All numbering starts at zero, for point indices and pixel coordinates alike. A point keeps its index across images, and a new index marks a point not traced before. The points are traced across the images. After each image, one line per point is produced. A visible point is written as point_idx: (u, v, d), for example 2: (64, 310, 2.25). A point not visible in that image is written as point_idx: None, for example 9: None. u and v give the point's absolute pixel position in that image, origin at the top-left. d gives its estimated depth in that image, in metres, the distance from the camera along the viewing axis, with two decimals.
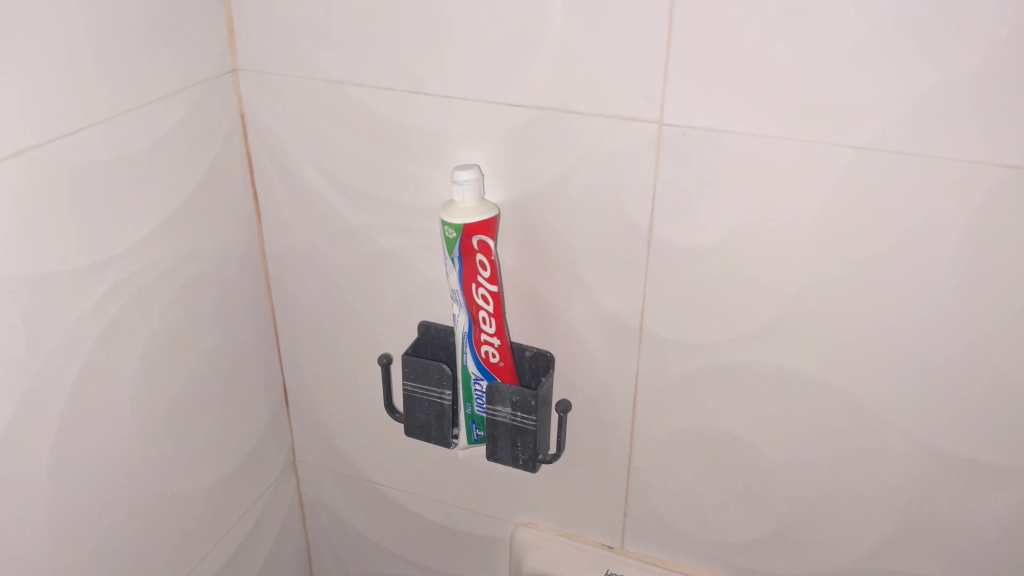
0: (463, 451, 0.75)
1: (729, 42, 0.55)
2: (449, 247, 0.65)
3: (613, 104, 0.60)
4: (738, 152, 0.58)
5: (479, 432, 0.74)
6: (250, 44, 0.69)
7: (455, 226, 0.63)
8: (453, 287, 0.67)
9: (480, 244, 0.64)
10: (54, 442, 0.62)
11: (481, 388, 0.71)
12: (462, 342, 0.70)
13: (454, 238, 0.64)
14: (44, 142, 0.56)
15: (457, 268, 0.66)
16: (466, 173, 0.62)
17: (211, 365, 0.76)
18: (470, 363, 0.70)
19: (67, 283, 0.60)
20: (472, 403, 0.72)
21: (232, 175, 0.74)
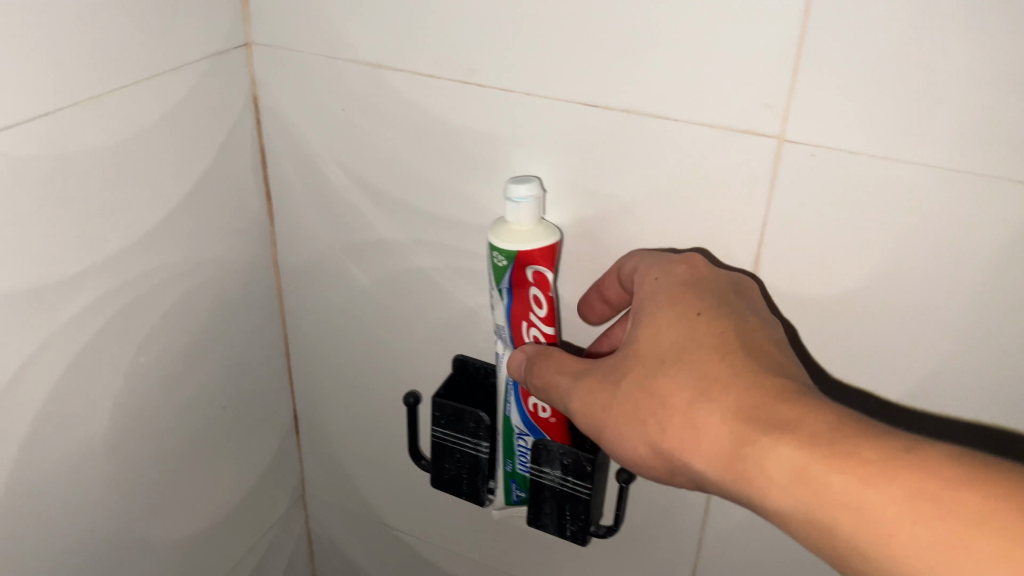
0: (499, 512, 0.64)
1: (892, 39, 0.41)
2: (498, 276, 0.53)
3: (726, 111, 0.46)
4: (883, 182, 0.45)
5: (519, 493, 0.63)
6: (268, 13, 0.56)
7: (507, 252, 0.51)
8: (500, 323, 0.55)
9: (536, 276, 0.52)
10: (13, 497, 0.50)
11: (526, 444, 0.59)
12: (508, 390, 0.57)
13: (504, 267, 0.52)
14: (15, 124, 0.43)
15: (507, 302, 0.54)
16: (523, 189, 0.50)
17: (212, 391, 0.65)
18: (515, 416, 0.58)
19: (39, 301, 0.48)
20: (514, 459, 0.60)
21: (243, 171, 0.62)
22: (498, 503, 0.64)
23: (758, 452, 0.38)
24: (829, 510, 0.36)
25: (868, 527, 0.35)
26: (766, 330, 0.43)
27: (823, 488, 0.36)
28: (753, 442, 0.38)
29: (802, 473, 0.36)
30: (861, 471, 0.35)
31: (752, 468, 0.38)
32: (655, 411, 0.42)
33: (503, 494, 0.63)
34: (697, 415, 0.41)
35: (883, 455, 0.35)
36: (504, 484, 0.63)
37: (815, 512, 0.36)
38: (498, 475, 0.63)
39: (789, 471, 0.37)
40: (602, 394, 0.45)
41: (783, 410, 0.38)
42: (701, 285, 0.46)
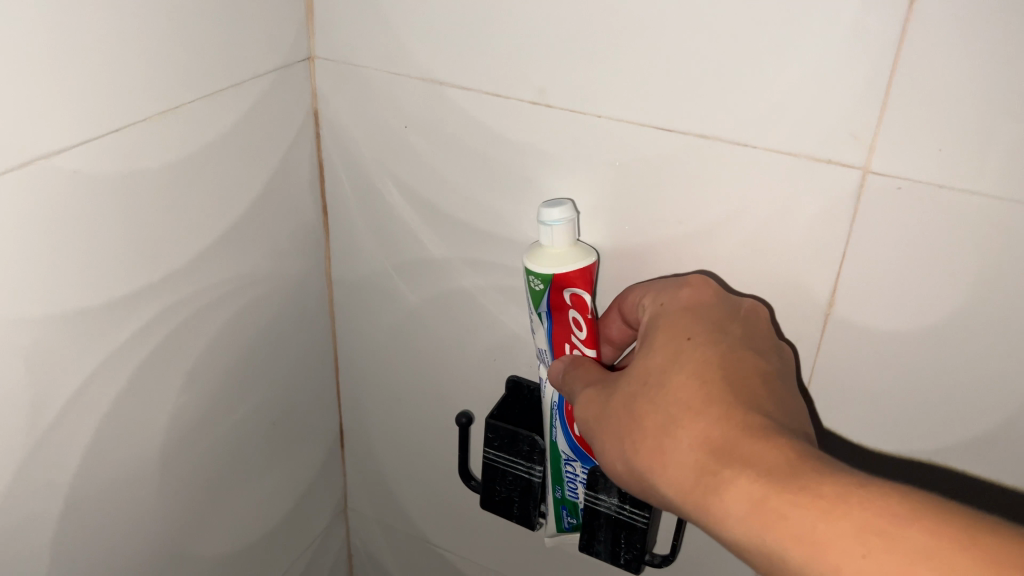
0: (552, 538, 0.62)
1: (989, 74, 0.40)
2: (536, 299, 0.52)
3: (808, 138, 0.45)
4: (971, 218, 0.43)
5: (570, 520, 0.60)
6: (333, 28, 0.56)
7: (543, 276, 0.50)
8: (542, 345, 0.54)
9: (574, 298, 0.50)
10: (73, 514, 0.49)
11: (576, 471, 0.57)
12: (554, 414, 0.56)
13: (541, 290, 0.50)
14: (85, 141, 0.43)
15: (547, 324, 0.53)
16: (556, 212, 0.49)
17: (264, 406, 0.64)
18: (561, 441, 0.56)
19: (104, 318, 0.47)
20: (563, 485, 0.59)
21: (301, 185, 0.61)
22: (548, 529, 0.62)
23: (718, 480, 0.38)
24: (778, 542, 0.36)
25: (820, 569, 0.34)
26: (756, 361, 0.43)
27: (778, 524, 0.36)
28: (718, 474, 0.38)
29: (759, 509, 0.37)
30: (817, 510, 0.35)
31: (711, 496, 0.38)
32: (631, 430, 0.43)
33: (553, 520, 0.61)
34: (670, 439, 0.41)
35: (840, 500, 0.35)
36: (554, 510, 0.61)
37: (769, 548, 0.36)
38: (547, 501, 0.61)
39: (748, 505, 0.37)
40: (591, 407, 0.46)
41: (752, 443, 0.38)
42: (702, 310, 0.45)
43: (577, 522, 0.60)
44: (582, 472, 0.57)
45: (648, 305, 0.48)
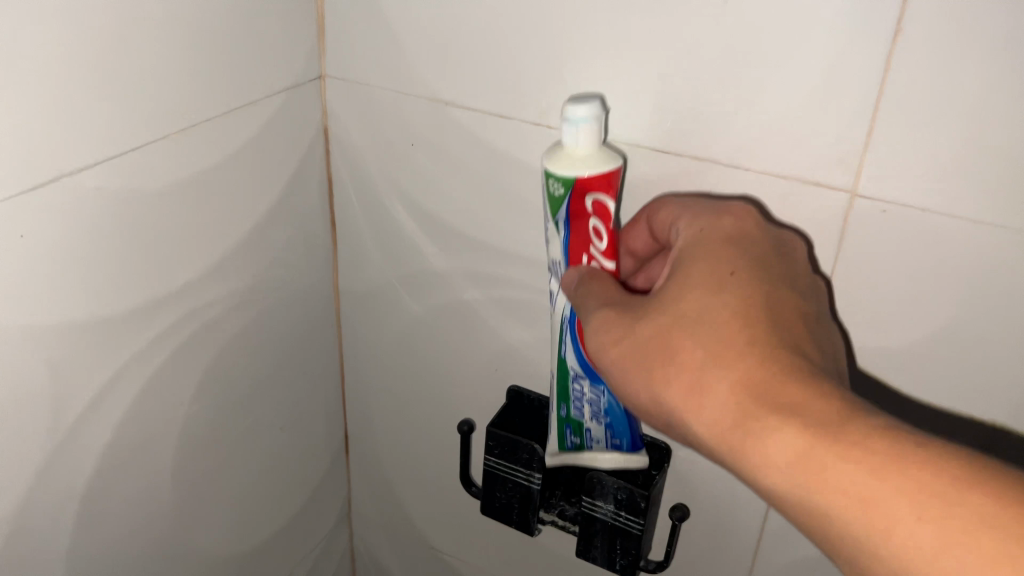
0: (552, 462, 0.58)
1: (969, 105, 0.42)
2: (554, 209, 0.47)
3: (800, 161, 0.47)
4: (954, 240, 0.45)
5: (573, 440, 0.57)
6: (343, 48, 0.58)
7: (565, 180, 0.45)
8: (557, 261, 0.50)
9: (596, 205, 0.46)
10: (88, 515, 0.51)
11: (583, 388, 0.54)
12: (564, 329, 0.53)
13: (561, 196, 0.46)
14: (107, 158, 0.45)
15: (565, 233, 0.48)
16: (577, 109, 0.45)
17: (272, 412, 0.66)
18: (571, 357, 0.53)
19: (121, 327, 0.49)
20: (569, 404, 0.55)
21: (311, 198, 0.63)
22: (548, 449, 0.59)
23: (762, 426, 0.37)
24: (822, 496, 0.35)
25: (870, 526, 0.34)
26: (796, 300, 0.41)
27: (832, 478, 0.35)
28: (762, 420, 0.37)
29: (806, 460, 0.35)
30: (870, 466, 0.34)
31: (751, 440, 0.37)
32: (657, 365, 0.40)
33: (554, 440, 0.58)
34: (706, 377, 0.39)
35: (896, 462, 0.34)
36: (557, 429, 0.57)
37: (817, 502, 0.35)
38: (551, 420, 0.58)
39: (795, 454, 0.36)
40: (609, 334, 0.43)
41: (798, 390, 0.37)
42: (741, 241, 0.42)
43: (580, 442, 0.57)
44: (589, 390, 0.54)
45: (683, 226, 0.45)
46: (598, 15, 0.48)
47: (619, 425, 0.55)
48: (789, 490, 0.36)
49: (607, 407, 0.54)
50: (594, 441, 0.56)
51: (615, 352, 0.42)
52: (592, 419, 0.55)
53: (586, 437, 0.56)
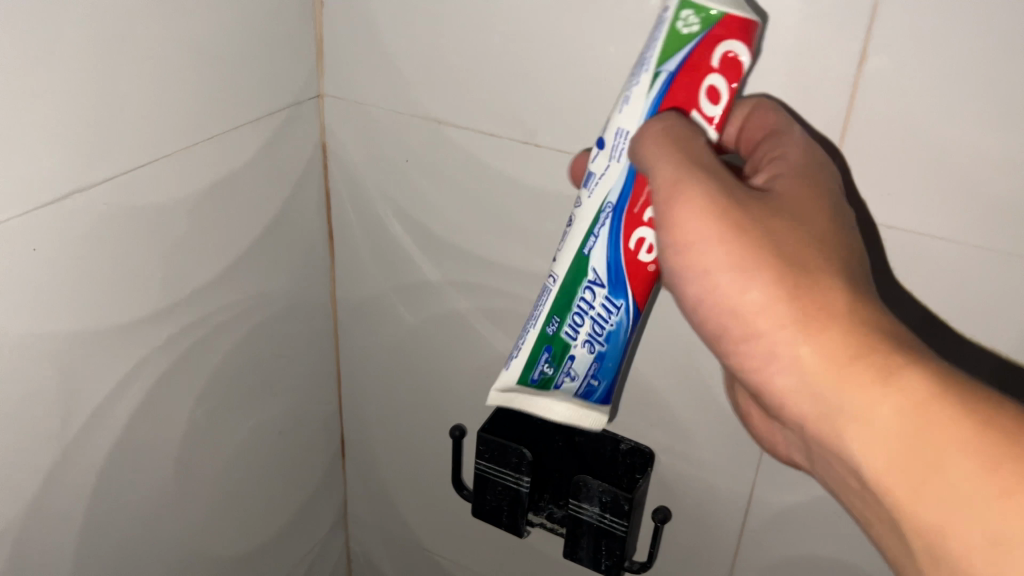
0: (502, 391, 0.49)
1: (930, 129, 0.44)
2: (674, 48, 0.40)
3: None
4: (919, 256, 0.48)
5: (546, 367, 0.48)
6: (342, 69, 0.61)
7: (704, 15, 0.39)
8: (625, 129, 0.43)
9: (725, 59, 0.40)
10: (92, 517, 0.53)
11: (592, 299, 0.46)
12: (603, 213, 0.44)
13: (693, 35, 0.40)
14: (117, 176, 0.47)
15: (659, 92, 0.42)
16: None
17: (271, 417, 0.68)
18: (598, 251, 0.45)
19: (127, 337, 0.51)
20: (563, 318, 0.47)
21: (310, 212, 0.66)
22: (505, 378, 0.49)
23: (886, 364, 0.37)
24: (939, 445, 0.34)
25: (991, 485, 0.33)
26: None
27: (940, 431, 0.34)
28: (884, 361, 0.37)
29: (926, 406, 0.35)
30: (994, 424, 0.34)
31: (867, 378, 0.37)
32: (791, 273, 0.39)
33: (520, 368, 0.49)
34: (834, 303, 0.39)
35: (1014, 442, 0.33)
36: (532, 352, 0.48)
37: (929, 450, 0.35)
38: (521, 344, 0.49)
39: (911, 402, 0.35)
40: (709, 224, 0.40)
41: (919, 351, 0.37)
42: (849, 215, 0.42)
43: (551, 373, 0.48)
44: (600, 303, 0.46)
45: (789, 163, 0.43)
46: (584, 40, 0.50)
47: (605, 362, 0.47)
48: (895, 427, 0.36)
49: (611, 330, 0.46)
50: (567, 376, 0.48)
51: (723, 245, 0.40)
52: (586, 343, 0.47)
53: (561, 369, 0.48)
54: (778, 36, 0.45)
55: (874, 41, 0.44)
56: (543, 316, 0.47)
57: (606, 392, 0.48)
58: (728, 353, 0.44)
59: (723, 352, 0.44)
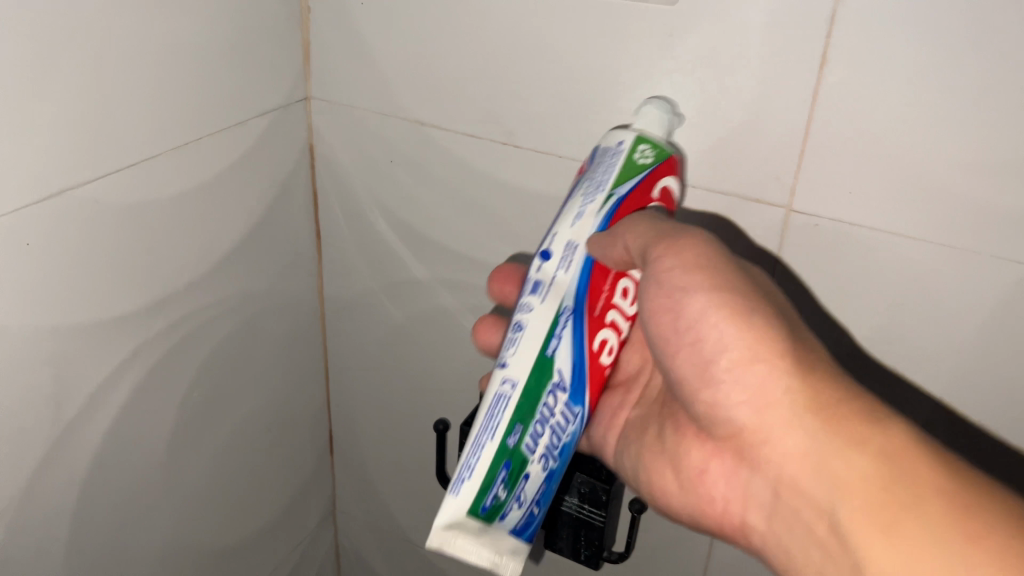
0: (448, 523, 0.45)
1: (888, 129, 0.45)
2: (628, 175, 0.47)
3: (742, 177, 0.50)
4: (884, 254, 0.49)
5: (501, 491, 0.46)
6: (329, 73, 0.62)
7: (659, 150, 0.47)
8: (576, 242, 0.47)
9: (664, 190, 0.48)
10: (83, 505, 0.55)
11: (553, 406, 0.47)
12: (564, 316, 0.46)
13: (646, 164, 0.47)
14: (108, 174, 0.49)
15: (608, 211, 0.47)
16: (664, 103, 0.49)
17: (260, 412, 0.70)
18: (564, 345, 0.46)
19: (117, 330, 0.53)
20: (526, 427, 0.46)
21: (298, 212, 0.68)
22: (454, 509, 0.45)
23: (872, 412, 0.42)
24: (913, 483, 0.39)
25: (956, 518, 0.38)
26: None
27: (915, 471, 0.40)
28: (869, 410, 0.42)
29: (908, 449, 0.40)
30: (961, 473, 0.39)
31: (855, 420, 0.42)
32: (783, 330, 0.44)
33: (472, 496, 0.45)
34: (825, 362, 0.44)
35: (977, 490, 0.38)
36: (488, 473, 0.45)
37: (904, 485, 0.39)
38: (474, 466, 0.45)
39: (895, 444, 0.41)
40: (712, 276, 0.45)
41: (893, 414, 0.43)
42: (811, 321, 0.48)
43: (503, 497, 0.46)
44: (560, 410, 0.47)
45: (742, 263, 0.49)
46: (558, 43, 0.52)
47: (552, 481, 0.48)
48: (871, 475, 0.41)
49: (564, 442, 0.48)
50: (515, 502, 0.47)
51: (715, 301, 0.45)
52: (542, 459, 0.47)
53: (513, 493, 0.46)
54: (741, 38, 0.46)
55: (835, 46, 0.45)
56: (503, 426, 0.45)
57: (539, 518, 0.49)
58: (705, 405, 0.48)
59: (700, 403, 0.48)
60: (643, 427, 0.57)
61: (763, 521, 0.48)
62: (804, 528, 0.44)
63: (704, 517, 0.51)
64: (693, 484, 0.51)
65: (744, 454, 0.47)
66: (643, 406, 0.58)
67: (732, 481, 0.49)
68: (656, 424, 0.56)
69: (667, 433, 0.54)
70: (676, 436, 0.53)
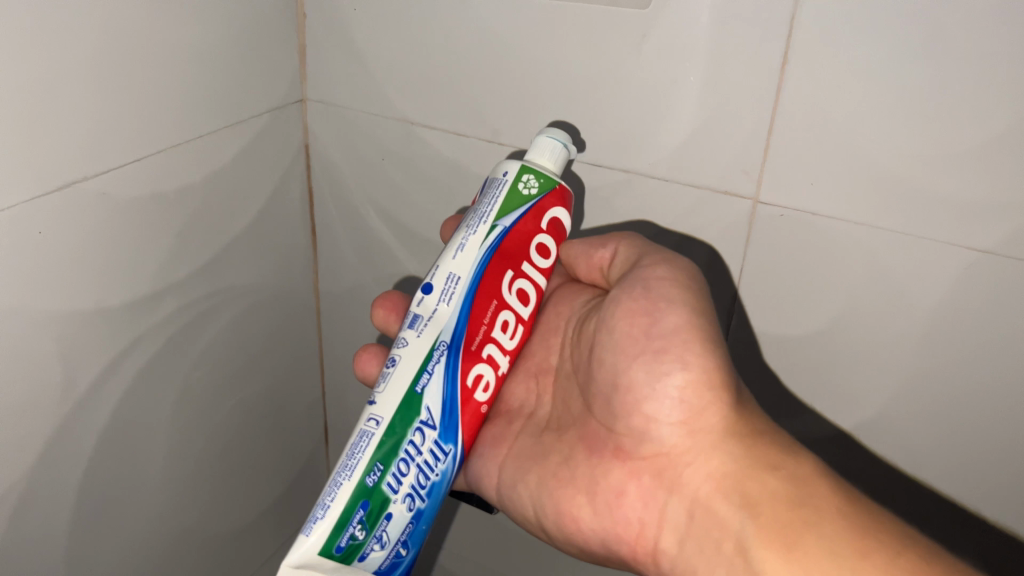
0: (297, 561, 0.43)
1: (845, 122, 0.48)
2: (511, 206, 0.48)
3: (707, 174, 0.54)
4: (842, 242, 0.52)
5: (357, 532, 0.44)
6: (324, 75, 0.66)
7: (546, 180, 0.49)
8: (457, 274, 0.47)
9: (554, 221, 0.49)
10: (90, 487, 0.58)
11: (420, 443, 0.46)
12: (438, 350, 0.46)
13: (532, 195, 0.48)
14: (115, 167, 0.52)
15: (492, 243, 0.48)
16: (561, 133, 0.50)
17: (257, 400, 0.73)
18: (436, 375, 0.46)
19: (123, 316, 0.56)
20: (387, 467, 0.45)
21: (294, 208, 0.71)
22: (304, 548, 0.43)
23: (798, 451, 0.46)
24: (835, 506, 0.42)
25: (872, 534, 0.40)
26: None
27: (838, 497, 0.43)
28: (795, 450, 0.46)
29: (835, 481, 0.44)
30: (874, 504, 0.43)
31: (786, 454, 0.45)
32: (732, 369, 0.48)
33: (325, 536, 0.43)
34: (755, 411, 0.48)
35: (888, 518, 0.42)
36: (343, 512, 0.44)
37: (829, 504, 0.42)
38: (329, 505, 0.44)
39: (823, 475, 0.44)
40: (684, 296, 0.47)
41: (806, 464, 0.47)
42: None
43: (362, 537, 0.44)
44: (428, 448, 0.46)
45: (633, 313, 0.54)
46: (537, 43, 0.55)
47: (419, 521, 0.46)
48: (798, 495, 0.43)
49: (433, 482, 0.46)
50: (376, 543, 0.44)
51: (690, 317, 0.46)
52: (406, 497, 0.45)
53: (373, 533, 0.44)
54: (707, 38, 0.49)
55: (795, 44, 0.47)
56: (362, 464, 0.44)
57: (407, 561, 0.46)
58: (643, 420, 0.47)
59: (639, 417, 0.47)
60: (543, 453, 0.53)
61: (675, 545, 0.47)
62: (715, 551, 0.44)
63: (615, 540, 0.49)
64: (609, 506, 0.49)
65: (669, 475, 0.47)
66: (530, 433, 0.55)
67: (649, 503, 0.48)
68: (561, 447, 0.53)
69: (575, 457, 0.52)
70: (588, 460, 0.51)
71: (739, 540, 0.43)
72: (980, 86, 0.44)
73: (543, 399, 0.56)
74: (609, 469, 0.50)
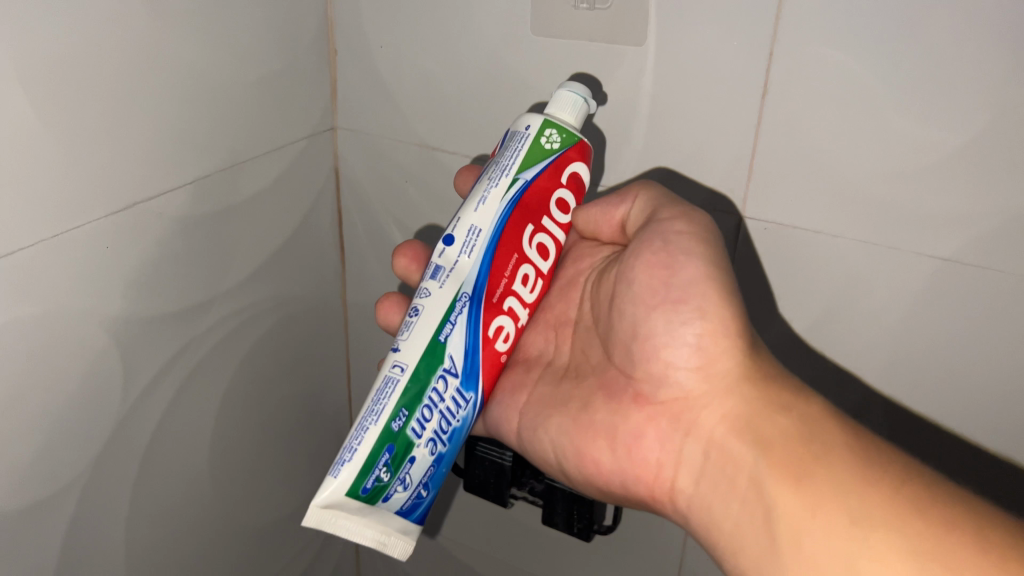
0: (326, 500, 0.49)
1: (817, 146, 0.54)
2: (533, 160, 0.54)
3: (697, 192, 0.60)
4: (819, 252, 0.58)
5: (381, 474, 0.50)
6: (353, 104, 0.73)
7: (567, 136, 0.54)
8: (478, 227, 0.53)
9: (573, 176, 0.55)
10: (139, 478, 0.63)
11: (444, 391, 0.52)
12: (461, 301, 0.52)
13: (553, 150, 0.54)
14: (170, 188, 0.58)
15: (512, 196, 0.54)
16: (581, 88, 0.55)
17: (290, 401, 0.80)
18: (461, 323, 0.52)
19: (173, 323, 0.62)
20: (412, 413, 0.51)
21: (324, 224, 0.78)
22: (333, 489, 0.49)
23: (807, 395, 0.51)
24: (838, 441, 0.47)
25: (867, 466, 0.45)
26: None
27: (841, 434, 0.48)
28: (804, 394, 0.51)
29: (840, 420, 0.49)
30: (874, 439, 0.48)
31: (795, 397, 0.50)
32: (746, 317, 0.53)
33: (351, 478, 0.49)
34: (769, 357, 0.53)
35: (883, 449, 0.47)
36: (369, 455, 0.49)
37: (834, 441, 0.47)
38: (356, 449, 0.49)
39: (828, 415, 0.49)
40: (703, 249, 0.52)
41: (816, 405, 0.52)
42: None
43: (386, 479, 0.50)
44: (451, 395, 0.52)
45: None
46: (545, 76, 0.61)
47: (439, 464, 0.52)
48: (805, 435, 0.48)
49: (454, 427, 0.53)
50: (399, 485, 0.51)
51: (708, 269, 0.52)
52: (429, 442, 0.51)
53: (396, 476, 0.50)
54: (695, 71, 0.55)
55: (772, 78, 0.53)
56: (388, 410, 0.50)
57: (427, 502, 0.53)
58: (662, 367, 0.53)
59: (658, 364, 0.53)
60: (561, 400, 0.60)
61: (690, 485, 0.53)
62: (729, 487, 0.50)
63: (633, 481, 0.55)
64: (628, 449, 0.55)
65: (685, 418, 0.53)
66: (547, 381, 0.62)
67: (666, 444, 0.54)
68: (580, 394, 0.59)
69: (594, 404, 0.58)
70: (607, 406, 0.57)
71: (753, 476, 0.49)
72: (932, 113, 0.50)
73: (562, 347, 0.63)
74: (628, 414, 0.55)
